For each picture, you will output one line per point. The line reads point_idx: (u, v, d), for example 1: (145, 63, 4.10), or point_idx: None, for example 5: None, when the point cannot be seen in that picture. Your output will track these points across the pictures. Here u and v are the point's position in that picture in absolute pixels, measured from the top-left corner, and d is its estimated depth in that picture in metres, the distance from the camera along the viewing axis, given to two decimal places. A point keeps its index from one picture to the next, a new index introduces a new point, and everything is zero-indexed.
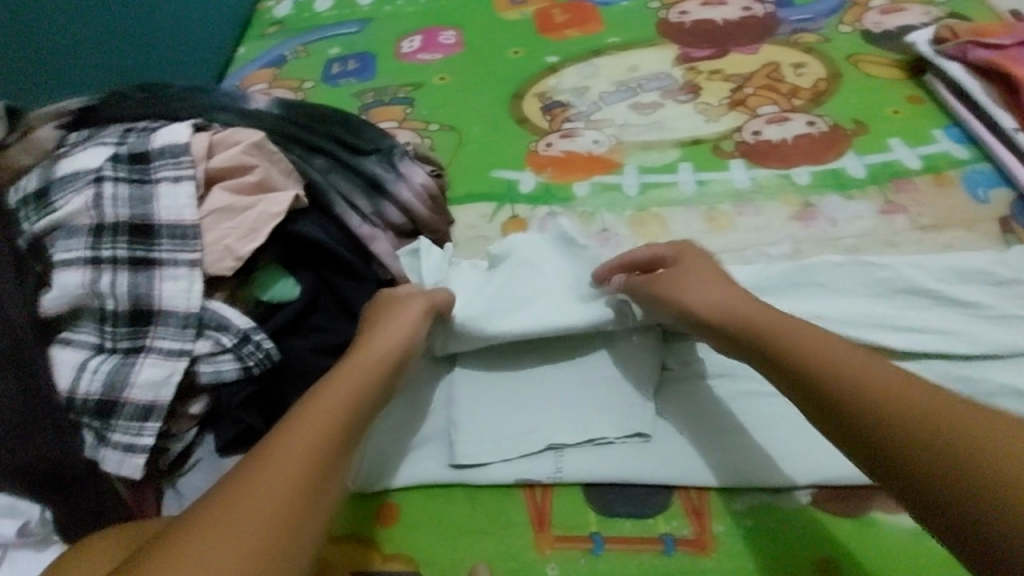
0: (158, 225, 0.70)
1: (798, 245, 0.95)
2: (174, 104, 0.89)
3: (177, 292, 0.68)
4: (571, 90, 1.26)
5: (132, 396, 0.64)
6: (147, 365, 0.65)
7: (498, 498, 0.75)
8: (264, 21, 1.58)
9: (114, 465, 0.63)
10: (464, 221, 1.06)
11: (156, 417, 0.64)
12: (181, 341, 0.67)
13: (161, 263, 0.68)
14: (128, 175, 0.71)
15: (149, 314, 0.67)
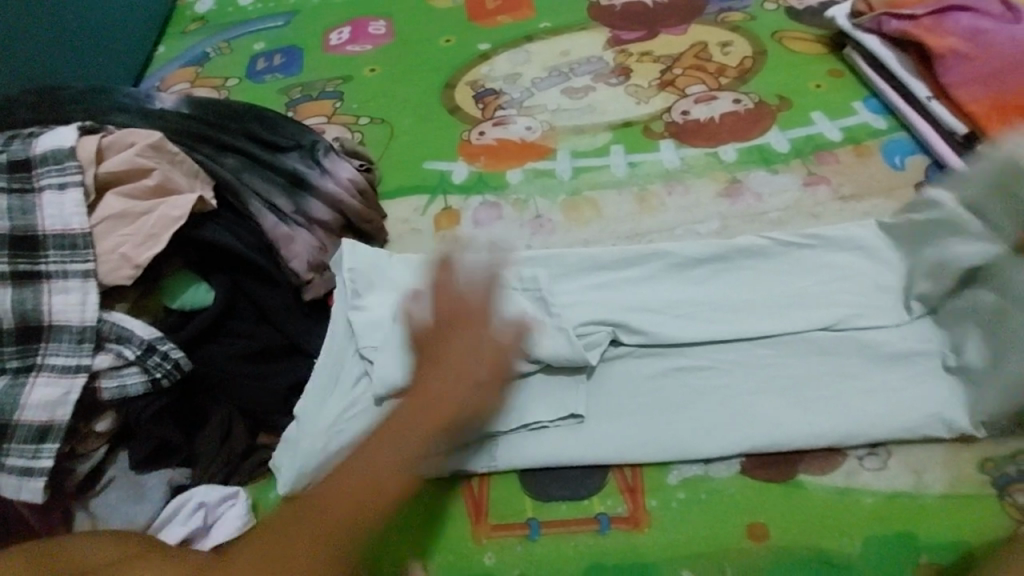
0: (46, 234, 0.66)
1: (726, 221, 0.96)
2: (73, 108, 0.84)
3: (70, 304, 0.64)
4: (504, 77, 1.24)
5: (25, 417, 0.60)
6: (41, 384, 0.61)
7: (435, 492, 0.74)
8: (187, 18, 1.51)
9: (10, 490, 0.60)
10: (397, 214, 1.04)
11: (54, 438, 0.60)
12: (78, 356, 0.63)
13: (50, 274, 0.65)
14: (13, 183, 0.68)
15: (40, 330, 0.63)
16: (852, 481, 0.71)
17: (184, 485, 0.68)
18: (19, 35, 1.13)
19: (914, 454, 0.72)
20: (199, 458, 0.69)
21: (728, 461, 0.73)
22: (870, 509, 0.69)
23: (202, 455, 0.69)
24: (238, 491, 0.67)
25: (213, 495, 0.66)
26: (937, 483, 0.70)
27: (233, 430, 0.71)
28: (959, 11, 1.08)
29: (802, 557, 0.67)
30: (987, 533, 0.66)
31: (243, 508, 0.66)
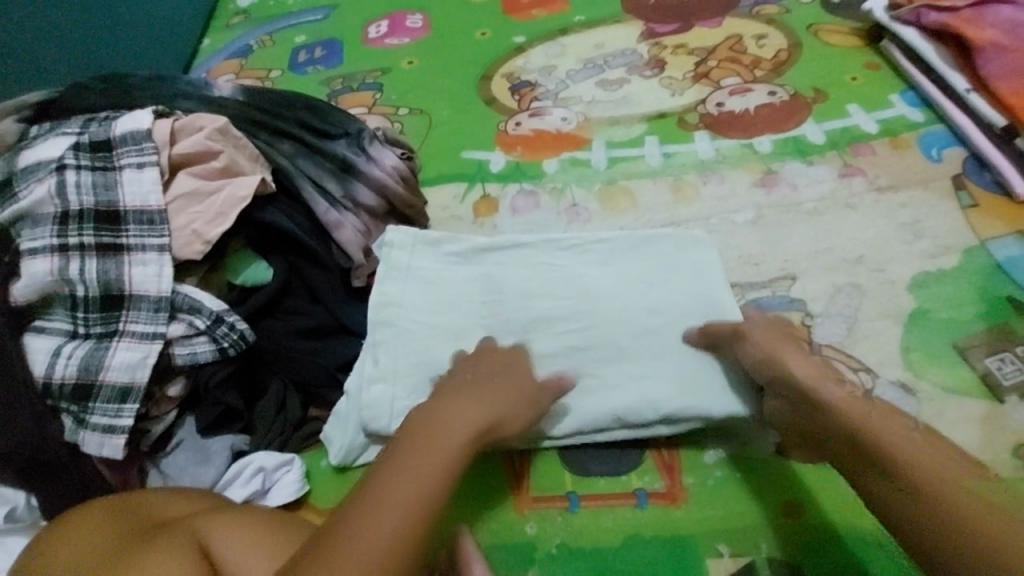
0: (125, 209, 0.70)
1: (762, 211, 0.97)
2: (138, 95, 0.88)
3: (148, 275, 0.68)
4: (538, 69, 1.27)
5: (108, 377, 0.65)
6: (122, 348, 0.66)
7: (479, 465, 0.77)
8: (229, 12, 1.56)
9: (94, 446, 0.64)
10: (437, 201, 1.07)
11: (135, 398, 0.65)
12: (154, 324, 0.67)
13: (129, 246, 0.69)
14: (93, 161, 0.72)
15: (120, 299, 0.68)
16: None
17: (244, 450, 0.74)
18: (80, 29, 1.19)
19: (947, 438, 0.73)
20: (258, 425, 0.75)
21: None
22: None
23: (261, 424, 0.76)
24: (293, 458, 0.74)
25: (273, 460, 0.73)
26: None
27: (289, 401, 0.78)
28: (999, 4, 1.08)
29: (838, 536, 0.68)
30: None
31: (299, 473, 0.74)
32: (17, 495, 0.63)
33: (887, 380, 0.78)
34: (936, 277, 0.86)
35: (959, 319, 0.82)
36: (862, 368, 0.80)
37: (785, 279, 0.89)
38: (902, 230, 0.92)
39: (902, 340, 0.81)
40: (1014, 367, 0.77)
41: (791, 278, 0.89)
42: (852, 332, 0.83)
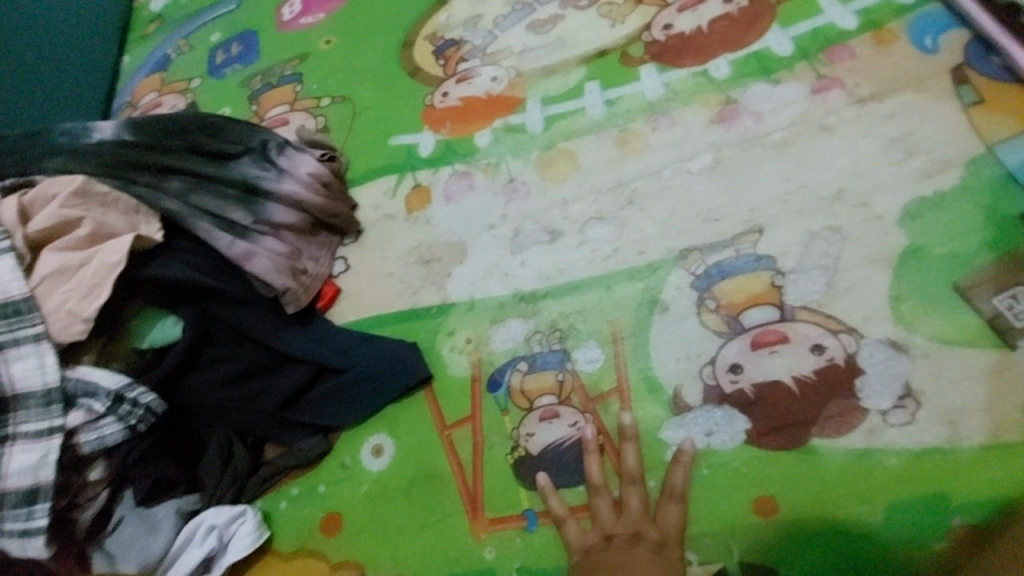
0: None
1: (722, 152, 0.84)
2: (21, 165, 0.84)
3: (28, 370, 0.66)
4: (463, 22, 1.12)
5: (13, 484, 0.63)
6: (20, 450, 0.64)
7: (432, 491, 0.74)
8: (145, 20, 1.46)
9: (19, 550, 0.63)
10: (368, 201, 0.98)
11: (44, 498, 0.63)
12: (48, 419, 0.65)
13: (5, 343, 0.67)
14: None
15: (6, 400, 0.65)
16: (875, 440, 0.63)
17: (195, 509, 0.74)
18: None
19: (946, 402, 0.63)
20: (204, 482, 0.75)
21: (709, 412, 0.69)
22: (897, 468, 0.61)
23: (207, 479, 0.75)
24: (246, 508, 0.74)
25: (224, 516, 0.72)
26: (974, 435, 0.61)
27: (234, 451, 0.77)
28: None
29: (814, 529, 0.61)
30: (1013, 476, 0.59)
31: (253, 522, 0.73)
32: None
33: (873, 339, 0.67)
34: (933, 202, 0.72)
35: (962, 252, 0.69)
36: (843, 329, 0.69)
37: (750, 233, 0.77)
38: (889, 148, 0.77)
39: (892, 288, 0.69)
40: None
41: (758, 231, 0.77)
42: (831, 287, 0.71)
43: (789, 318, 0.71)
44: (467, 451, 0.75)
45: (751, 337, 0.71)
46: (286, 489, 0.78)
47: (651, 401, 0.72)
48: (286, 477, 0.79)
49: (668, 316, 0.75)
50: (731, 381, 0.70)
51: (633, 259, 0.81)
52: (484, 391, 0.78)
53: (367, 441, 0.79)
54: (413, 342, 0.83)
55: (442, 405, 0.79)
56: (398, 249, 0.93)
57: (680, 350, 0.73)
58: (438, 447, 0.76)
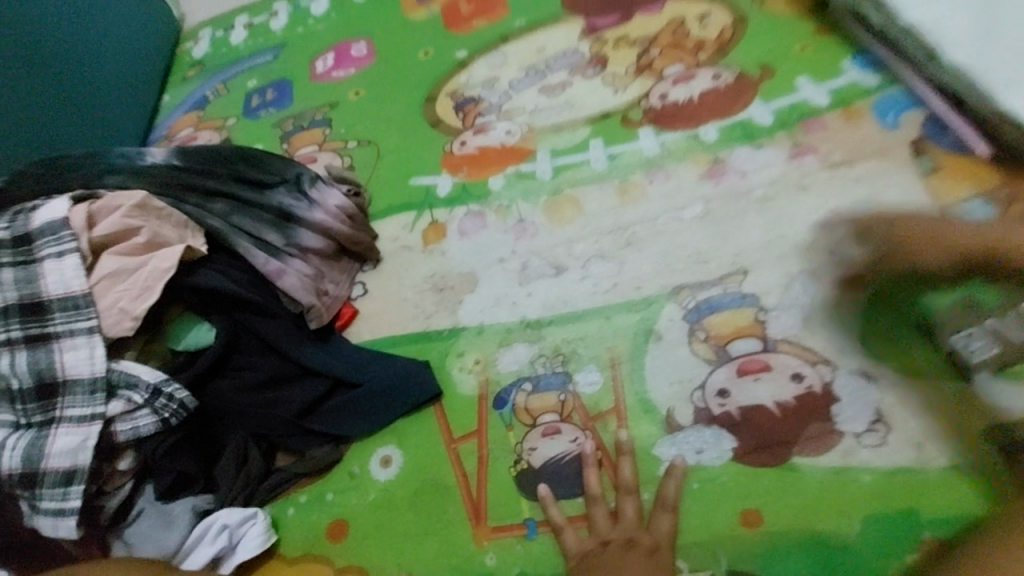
0: (48, 298, 0.74)
1: (711, 204, 0.94)
2: (76, 177, 0.92)
3: (79, 359, 0.71)
4: (482, 83, 1.26)
5: (50, 465, 0.67)
6: (62, 433, 0.69)
7: (438, 501, 0.78)
8: (186, 65, 1.60)
9: (49, 528, 0.67)
10: (388, 233, 1.07)
11: (79, 479, 0.67)
12: (91, 405, 0.70)
13: (59, 334, 0.73)
14: (16, 256, 0.77)
15: (55, 385, 0.71)
16: (849, 460, 0.70)
17: (208, 509, 0.76)
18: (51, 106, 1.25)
19: (910, 426, 0.70)
20: (220, 483, 0.78)
21: (699, 432, 0.75)
22: (869, 485, 0.68)
23: (223, 481, 0.78)
24: (257, 511, 0.76)
25: (235, 516, 0.75)
26: (938, 457, 0.68)
27: (250, 455, 0.80)
28: None
29: (795, 541, 0.67)
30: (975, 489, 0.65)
31: (264, 525, 0.76)
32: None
33: (847, 370, 0.75)
34: None
35: (922, 295, 0.78)
36: (819, 360, 0.77)
37: (736, 273, 0.86)
38: (857, 206, 0.88)
39: (862, 325, 0.78)
40: (984, 342, 0.71)
41: (742, 272, 0.86)
42: (808, 323, 0.80)
43: (771, 349, 0.79)
44: (473, 464, 0.80)
45: (738, 365, 0.79)
46: (296, 496, 0.82)
47: (646, 420, 0.78)
48: (297, 484, 0.82)
49: (663, 344, 0.83)
50: (720, 404, 0.77)
51: (630, 293, 0.89)
52: (491, 408, 0.84)
53: (377, 452, 0.83)
54: (426, 361, 0.89)
55: (450, 420, 0.84)
56: (414, 276, 1.00)
57: (674, 375, 0.80)
58: (445, 459, 0.81)
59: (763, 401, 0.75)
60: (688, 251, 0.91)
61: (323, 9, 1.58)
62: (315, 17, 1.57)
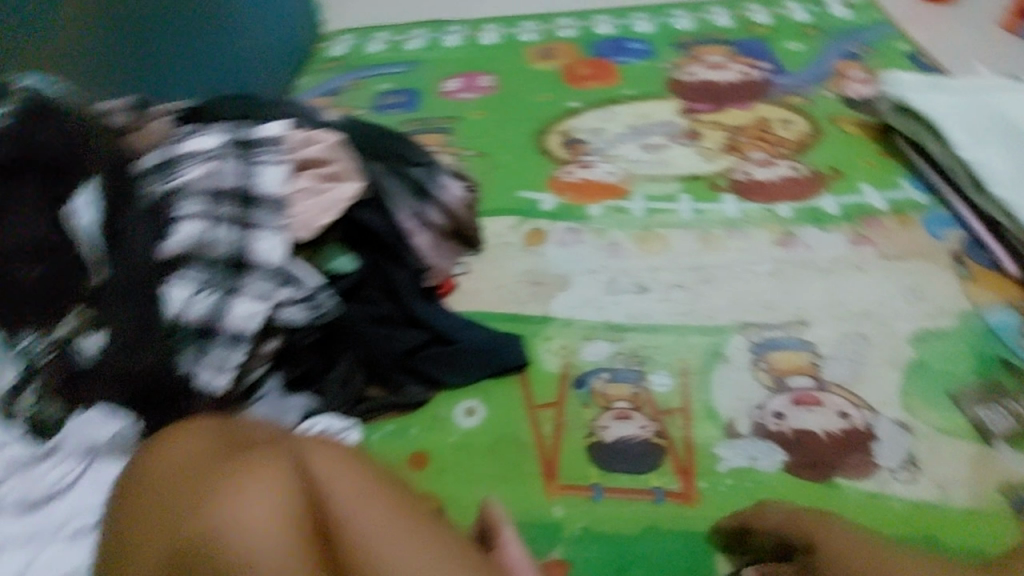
0: (258, 194, 0.88)
1: (782, 265, 1.10)
2: (263, 107, 1.03)
3: (269, 249, 0.84)
4: (589, 130, 1.46)
5: (228, 323, 0.79)
6: (240, 301, 0.80)
7: (514, 453, 0.87)
8: (325, 59, 1.81)
9: (207, 376, 0.77)
10: (493, 229, 1.22)
11: (245, 343, 0.79)
12: (268, 288, 0.83)
13: (256, 224, 0.86)
14: (238, 157, 0.90)
15: (245, 263, 0.83)
16: (884, 490, 0.80)
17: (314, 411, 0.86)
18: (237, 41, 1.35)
19: (938, 473, 0.81)
20: (327, 391, 0.87)
21: (754, 443, 0.86)
22: (899, 513, 0.78)
23: (329, 390, 0.88)
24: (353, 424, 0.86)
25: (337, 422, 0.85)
26: (959, 500, 0.79)
27: (354, 377, 0.90)
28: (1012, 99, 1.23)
29: None
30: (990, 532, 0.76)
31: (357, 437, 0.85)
32: (125, 420, 0.74)
33: (887, 418, 0.87)
34: (935, 334, 0.97)
35: (956, 371, 0.92)
36: (864, 405, 0.89)
37: (797, 323, 1.00)
38: (906, 292, 1.03)
39: (902, 385, 0.91)
40: (1003, 418, 0.86)
41: (803, 323, 1.00)
42: (856, 374, 0.93)
43: (823, 388, 0.91)
44: (550, 428, 0.90)
45: (793, 396, 0.91)
46: (384, 424, 0.90)
47: (709, 423, 0.89)
48: (385, 415, 0.91)
49: (729, 366, 0.95)
50: (775, 423, 0.88)
51: (704, 320, 1.02)
52: (571, 386, 0.94)
53: (463, 402, 0.92)
54: (519, 335, 1.01)
55: (533, 389, 0.94)
56: (512, 268, 1.14)
57: (737, 393, 0.92)
58: (525, 419, 0.91)
59: (812, 428, 0.87)
60: (758, 297, 1.05)
61: (456, 43, 1.82)
62: (448, 48, 1.81)
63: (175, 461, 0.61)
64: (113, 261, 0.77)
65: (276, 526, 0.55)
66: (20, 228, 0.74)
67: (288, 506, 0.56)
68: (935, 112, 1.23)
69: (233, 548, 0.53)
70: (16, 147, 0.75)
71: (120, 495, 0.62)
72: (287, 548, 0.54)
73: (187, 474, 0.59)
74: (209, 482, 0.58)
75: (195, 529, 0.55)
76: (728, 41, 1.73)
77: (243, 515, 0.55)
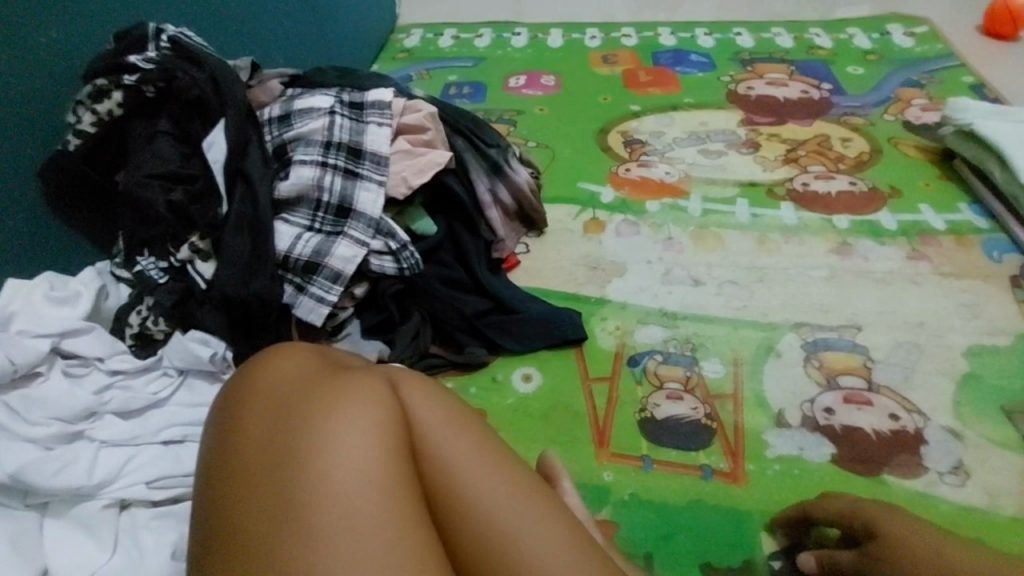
0: (364, 150, 0.94)
1: (836, 272, 1.12)
2: (365, 77, 1.10)
3: (369, 200, 0.91)
4: (649, 132, 1.51)
5: (330, 263, 0.87)
6: (343, 244, 0.88)
7: (567, 419, 0.91)
8: (396, 49, 1.91)
9: (305, 310, 0.86)
10: (553, 215, 1.27)
11: (342, 283, 0.88)
12: (366, 235, 0.90)
13: (361, 176, 0.92)
14: (349, 114, 0.96)
15: (348, 210, 0.90)
16: (932, 490, 0.81)
17: (385, 359, 0.92)
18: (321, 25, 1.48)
19: (989, 480, 0.82)
20: (398, 342, 0.94)
21: (803, 434, 0.88)
22: (948, 513, 0.79)
23: (399, 342, 0.94)
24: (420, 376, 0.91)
25: None
26: (1010, 507, 0.79)
27: (423, 332, 0.96)
28: None
29: None
30: None
31: None
32: (219, 345, 0.81)
33: (938, 424, 0.89)
34: (990, 350, 0.98)
35: (1009, 386, 0.93)
36: (915, 410, 0.90)
37: (850, 328, 1.02)
38: (961, 308, 1.04)
39: (954, 395, 0.92)
40: None
41: (856, 328, 1.02)
42: (908, 380, 0.94)
43: (874, 390, 0.93)
44: (603, 401, 0.93)
45: (843, 394, 0.93)
46: (444, 380, 0.96)
47: (759, 411, 0.91)
48: (445, 371, 0.97)
49: (780, 360, 0.98)
50: (825, 417, 0.90)
51: (757, 317, 1.05)
52: (625, 364, 0.98)
53: (519, 369, 0.97)
54: (577, 312, 1.05)
55: (588, 363, 0.98)
56: (571, 252, 1.18)
57: (787, 386, 0.94)
58: (579, 390, 0.94)
59: (861, 426, 0.89)
60: (812, 300, 1.07)
61: (522, 43, 1.89)
62: (514, 47, 1.88)
63: (276, 384, 0.58)
64: (231, 198, 0.85)
65: (389, 458, 0.52)
66: (156, 159, 0.83)
67: (399, 440, 0.54)
68: (1000, 139, 1.24)
69: (343, 477, 0.50)
70: (159, 85, 0.83)
71: (219, 408, 0.59)
72: (390, 491, 0.50)
73: (286, 400, 0.55)
74: (310, 411, 0.54)
75: (303, 452, 0.51)
76: (789, 61, 1.77)
77: (348, 449, 0.51)
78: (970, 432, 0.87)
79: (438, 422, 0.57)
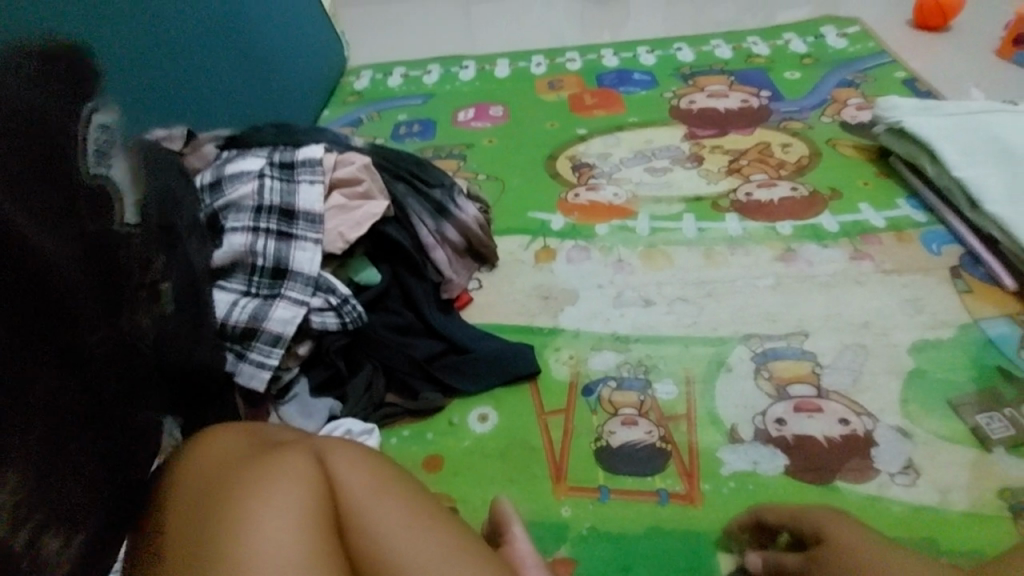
0: (298, 209, 0.97)
1: (782, 279, 1.14)
2: (301, 133, 1.12)
3: (306, 260, 0.94)
4: (596, 154, 1.54)
5: (267, 327, 0.89)
6: (280, 306, 0.91)
7: (525, 455, 0.91)
8: (346, 92, 1.93)
9: (246, 376, 0.88)
10: (505, 247, 1.28)
11: (282, 346, 0.89)
12: (304, 294, 0.92)
13: (296, 237, 0.95)
14: (280, 175, 1.00)
15: (284, 272, 0.93)
16: (884, 493, 0.83)
17: (337, 415, 0.93)
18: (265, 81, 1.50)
19: (937, 477, 0.85)
20: (350, 396, 0.95)
21: (757, 448, 0.89)
22: (900, 515, 0.81)
23: (352, 397, 0.95)
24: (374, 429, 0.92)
25: (359, 427, 0.91)
26: (959, 504, 0.82)
27: (375, 383, 0.97)
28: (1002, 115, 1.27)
29: None
30: (990, 537, 0.79)
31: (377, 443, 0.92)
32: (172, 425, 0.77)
33: (887, 425, 0.90)
34: (933, 344, 1.00)
35: (952, 380, 0.95)
36: (864, 412, 0.92)
37: (797, 334, 1.04)
38: (904, 305, 1.07)
39: (901, 393, 0.94)
40: (1001, 425, 0.90)
41: (803, 334, 1.04)
42: (856, 382, 0.96)
43: (823, 396, 0.95)
44: (558, 434, 0.94)
45: (794, 403, 0.94)
46: (400, 428, 0.96)
47: (713, 429, 0.92)
48: (400, 420, 0.97)
49: (732, 374, 0.99)
50: (777, 428, 0.91)
51: (708, 332, 1.06)
52: (579, 394, 0.99)
53: (475, 409, 0.98)
54: (531, 345, 1.06)
55: (543, 397, 0.99)
56: (523, 283, 1.20)
57: (739, 399, 0.95)
58: (535, 425, 0.95)
59: (813, 434, 0.90)
60: (760, 310, 1.09)
61: (469, 77, 1.93)
62: (462, 81, 1.91)
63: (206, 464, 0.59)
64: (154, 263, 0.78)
65: (307, 533, 0.52)
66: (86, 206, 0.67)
67: (320, 516, 0.54)
68: (929, 135, 1.27)
69: (258, 553, 0.50)
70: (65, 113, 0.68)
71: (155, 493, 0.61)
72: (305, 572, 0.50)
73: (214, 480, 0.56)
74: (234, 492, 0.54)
75: (223, 537, 0.51)
76: (729, 71, 1.81)
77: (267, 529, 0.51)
78: (917, 429, 0.90)
79: (362, 491, 0.57)
